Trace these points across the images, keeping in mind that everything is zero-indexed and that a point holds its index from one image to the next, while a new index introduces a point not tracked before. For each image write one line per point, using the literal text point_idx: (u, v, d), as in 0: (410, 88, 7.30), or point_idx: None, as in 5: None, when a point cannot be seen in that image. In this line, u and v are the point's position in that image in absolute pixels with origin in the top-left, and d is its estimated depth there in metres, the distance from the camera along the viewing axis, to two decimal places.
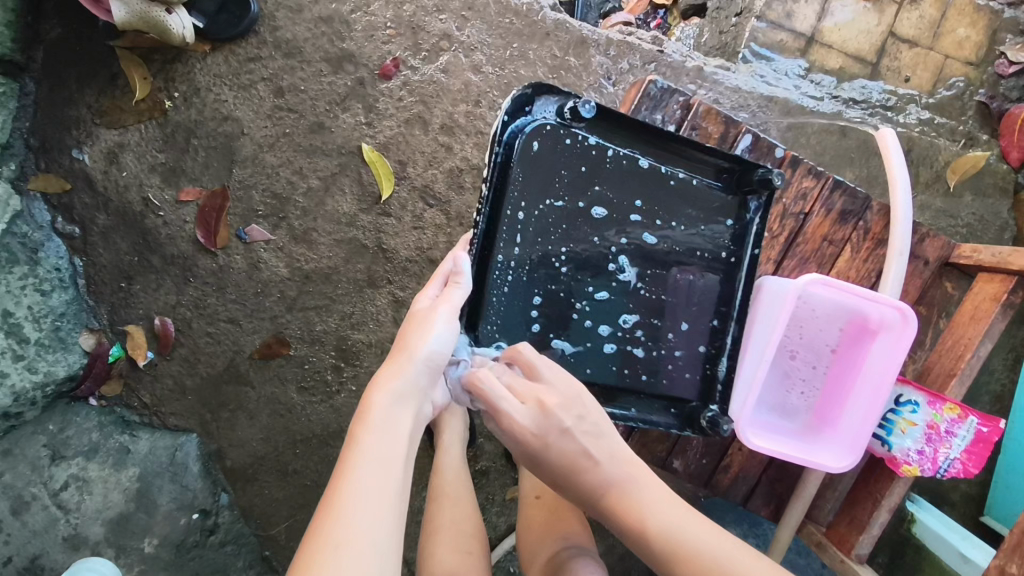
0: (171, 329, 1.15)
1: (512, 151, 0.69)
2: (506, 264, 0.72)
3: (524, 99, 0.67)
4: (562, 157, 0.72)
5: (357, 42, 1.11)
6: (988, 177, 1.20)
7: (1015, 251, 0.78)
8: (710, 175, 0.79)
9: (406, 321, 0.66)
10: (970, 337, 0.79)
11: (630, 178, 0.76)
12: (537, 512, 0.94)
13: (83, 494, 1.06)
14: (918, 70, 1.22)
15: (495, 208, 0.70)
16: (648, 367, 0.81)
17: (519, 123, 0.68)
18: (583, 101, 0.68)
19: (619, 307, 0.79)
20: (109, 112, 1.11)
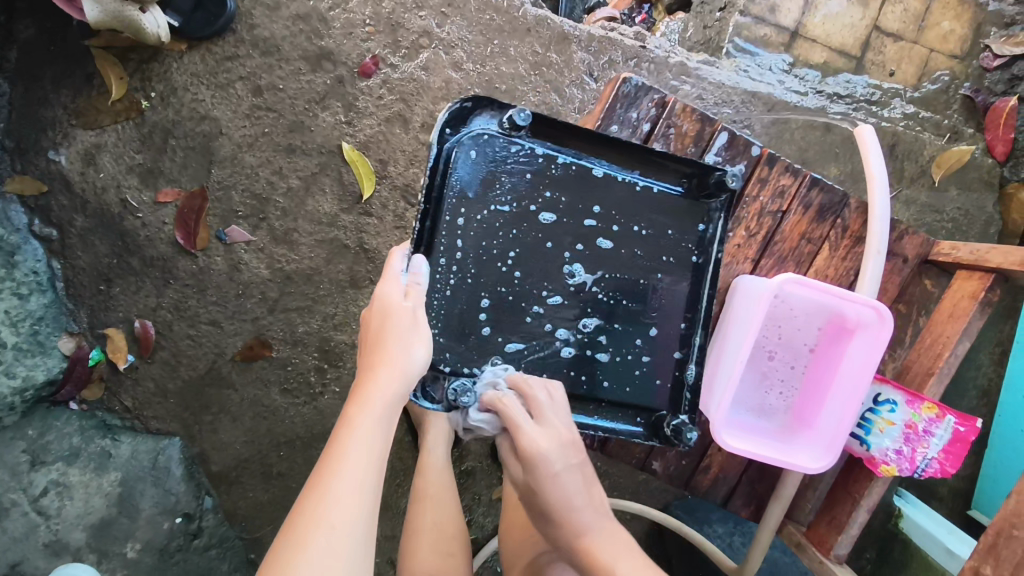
0: (152, 332, 1.14)
1: (450, 160, 0.70)
2: (450, 267, 0.73)
3: (462, 112, 0.69)
4: (505, 166, 0.73)
5: (336, 39, 1.10)
6: (973, 171, 1.20)
7: (993, 248, 0.77)
8: (668, 176, 0.79)
9: (378, 320, 0.62)
10: (948, 335, 0.78)
11: (579, 183, 0.76)
12: (519, 513, 0.93)
13: (63, 500, 1.04)
14: (903, 64, 1.21)
15: (432, 215, 0.70)
16: (606, 373, 0.81)
17: (457, 138, 0.70)
18: (519, 110, 0.69)
19: (574, 310, 0.78)
20: (85, 113, 1.09)
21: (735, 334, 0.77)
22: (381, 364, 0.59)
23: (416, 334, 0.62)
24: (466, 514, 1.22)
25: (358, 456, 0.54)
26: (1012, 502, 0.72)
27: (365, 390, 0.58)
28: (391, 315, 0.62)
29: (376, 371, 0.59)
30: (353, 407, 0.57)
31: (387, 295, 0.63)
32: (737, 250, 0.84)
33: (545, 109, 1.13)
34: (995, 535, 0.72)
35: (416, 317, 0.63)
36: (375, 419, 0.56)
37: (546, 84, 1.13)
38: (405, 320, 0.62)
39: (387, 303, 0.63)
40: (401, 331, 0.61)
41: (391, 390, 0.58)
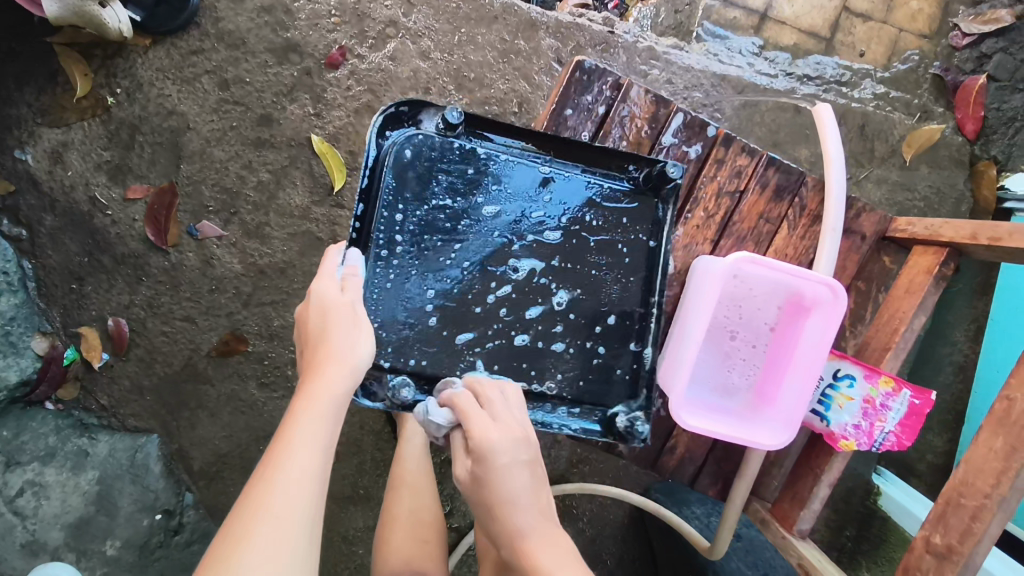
0: (126, 330, 1.13)
1: (387, 157, 0.73)
2: (387, 261, 0.74)
3: (397, 114, 0.73)
4: (441, 163, 0.75)
5: (301, 31, 1.09)
6: (944, 150, 1.20)
7: (946, 223, 0.78)
8: (614, 169, 0.80)
9: (317, 318, 0.63)
10: (903, 311, 0.79)
11: (520, 177, 0.77)
12: None
13: (39, 499, 1.04)
14: (872, 45, 1.21)
15: (369, 208, 0.73)
16: (561, 364, 0.79)
17: (395, 136, 0.73)
18: (449, 110, 0.73)
19: (525, 299, 0.78)
20: (50, 111, 1.08)
21: (691, 313, 0.78)
22: (326, 360, 0.60)
23: (358, 328, 0.62)
24: (447, 503, 1.22)
25: (304, 446, 0.53)
26: (961, 472, 0.73)
27: (310, 386, 0.58)
28: (332, 314, 0.62)
29: (321, 366, 0.59)
30: (299, 401, 0.56)
31: (323, 293, 0.64)
32: (696, 231, 0.84)
33: (515, 97, 1.13)
34: (943, 505, 0.73)
35: (354, 312, 0.63)
36: (321, 413, 0.56)
37: (515, 72, 1.12)
38: (344, 315, 0.62)
39: (324, 299, 0.63)
40: (343, 326, 0.61)
41: (338, 384, 0.58)
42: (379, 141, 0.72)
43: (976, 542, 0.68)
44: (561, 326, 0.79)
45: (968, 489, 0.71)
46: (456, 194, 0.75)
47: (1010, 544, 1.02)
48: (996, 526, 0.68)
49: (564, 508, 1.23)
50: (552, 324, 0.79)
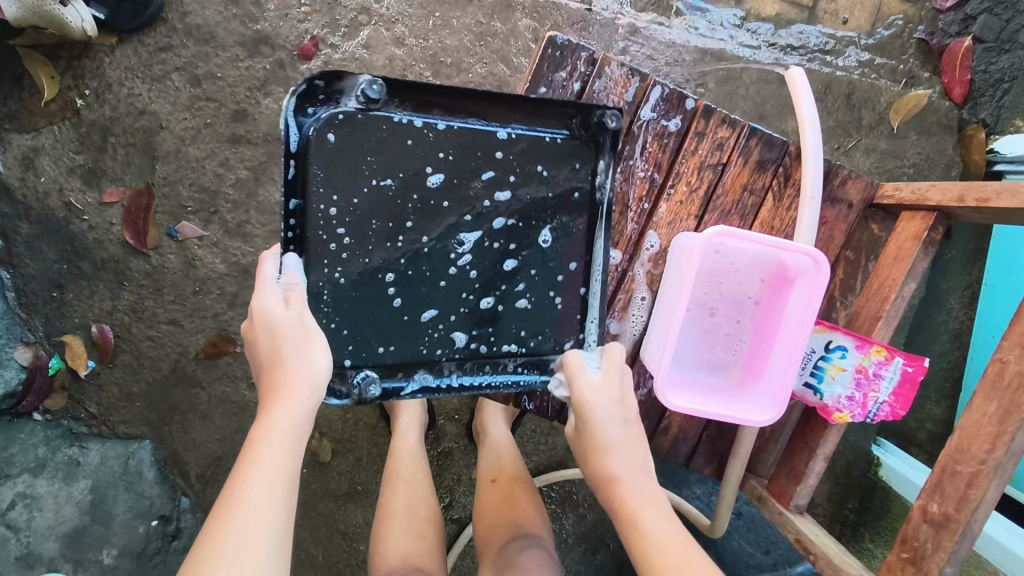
0: (111, 336, 1.12)
1: (309, 146, 0.65)
2: (333, 252, 0.68)
3: (310, 91, 0.64)
4: (369, 143, 0.68)
5: (271, 22, 1.07)
6: (931, 116, 1.18)
7: (932, 185, 0.76)
8: (550, 120, 0.75)
9: (266, 340, 0.60)
10: (894, 278, 0.78)
11: (467, 141, 0.72)
12: (491, 496, 0.93)
13: (32, 512, 1.02)
14: (856, 11, 1.18)
15: (302, 206, 0.66)
16: (527, 323, 0.77)
17: (308, 123, 0.65)
18: (369, 82, 0.65)
19: (490, 270, 0.75)
20: (19, 116, 1.05)
21: (671, 292, 0.77)
22: (282, 383, 0.59)
23: (309, 342, 0.60)
24: (447, 495, 1.21)
25: (265, 472, 0.54)
26: (955, 439, 0.72)
27: (268, 412, 0.57)
28: (275, 334, 0.60)
29: (279, 390, 0.58)
30: (260, 426, 0.56)
31: (265, 308, 0.60)
32: (679, 207, 0.83)
33: (493, 80, 1.11)
34: (939, 473, 0.72)
35: (305, 325, 0.61)
36: (280, 438, 0.56)
37: (493, 55, 1.10)
38: (296, 332, 0.60)
39: (265, 321, 0.60)
40: (295, 343, 0.60)
41: (297, 405, 0.58)
42: (299, 122, 0.65)
43: (973, 509, 0.67)
44: (523, 291, 0.77)
45: (964, 455, 0.70)
46: (393, 172, 0.69)
47: (1011, 508, 1.02)
48: (993, 491, 0.67)
49: (563, 494, 1.22)
50: (514, 285, 0.76)
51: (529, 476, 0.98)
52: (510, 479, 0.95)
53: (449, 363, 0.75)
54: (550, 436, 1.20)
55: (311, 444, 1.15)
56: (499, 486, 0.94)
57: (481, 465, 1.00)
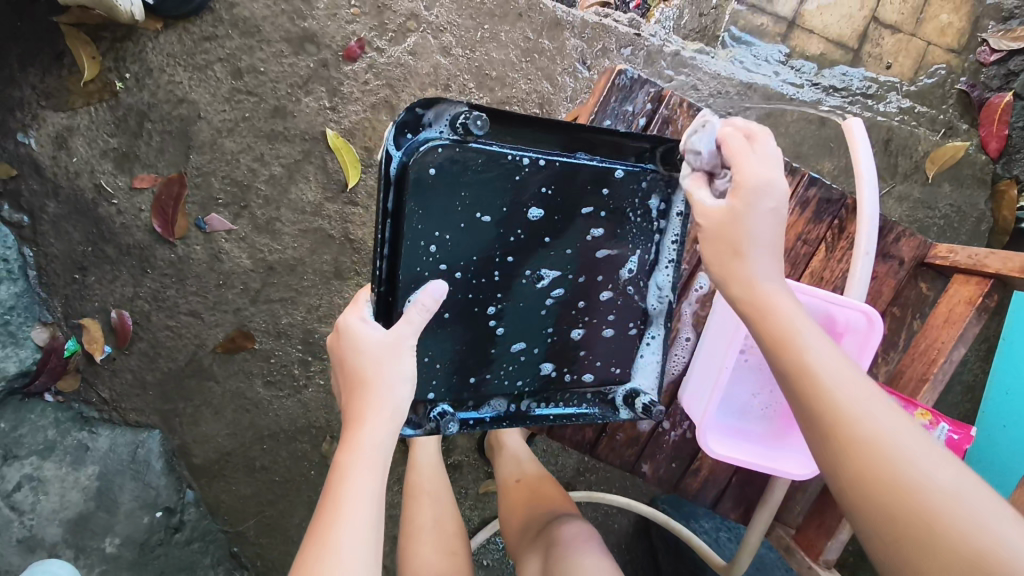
0: (129, 322, 1.10)
1: (407, 178, 0.63)
2: (433, 273, 0.69)
3: (410, 119, 0.61)
4: (465, 177, 0.66)
5: (319, 21, 1.06)
6: (967, 168, 1.19)
7: (991, 253, 0.78)
8: (625, 151, 0.73)
9: (352, 360, 0.62)
10: (942, 341, 0.79)
11: (568, 176, 0.71)
12: (518, 493, 0.97)
13: (37, 495, 1.00)
14: (900, 57, 1.19)
15: (394, 242, 0.66)
16: (603, 357, 0.81)
17: (403, 155, 0.62)
18: (473, 118, 0.62)
19: (585, 301, 0.78)
20: (57, 94, 1.04)
21: (719, 337, 0.79)
22: (367, 407, 0.60)
23: (393, 364, 0.61)
24: None
25: (354, 503, 0.54)
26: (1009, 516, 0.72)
27: (354, 437, 0.58)
28: (369, 358, 0.61)
29: (364, 415, 0.59)
30: (342, 456, 0.57)
31: (353, 333, 0.62)
32: None
33: (536, 98, 1.11)
34: None
35: (401, 346, 0.62)
36: (367, 469, 0.56)
37: (538, 72, 1.10)
38: (382, 354, 0.61)
39: (355, 344, 0.62)
40: (378, 363, 0.61)
41: (380, 433, 0.59)
42: (394, 157, 0.62)
43: None
44: (609, 322, 0.80)
45: None
46: (492, 206, 0.69)
47: None
48: None
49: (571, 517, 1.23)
50: (603, 317, 0.79)
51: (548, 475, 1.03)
52: (534, 478, 0.99)
53: (525, 395, 0.80)
54: (560, 456, 1.19)
55: (321, 447, 1.17)
56: (523, 485, 0.98)
57: (501, 466, 1.03)
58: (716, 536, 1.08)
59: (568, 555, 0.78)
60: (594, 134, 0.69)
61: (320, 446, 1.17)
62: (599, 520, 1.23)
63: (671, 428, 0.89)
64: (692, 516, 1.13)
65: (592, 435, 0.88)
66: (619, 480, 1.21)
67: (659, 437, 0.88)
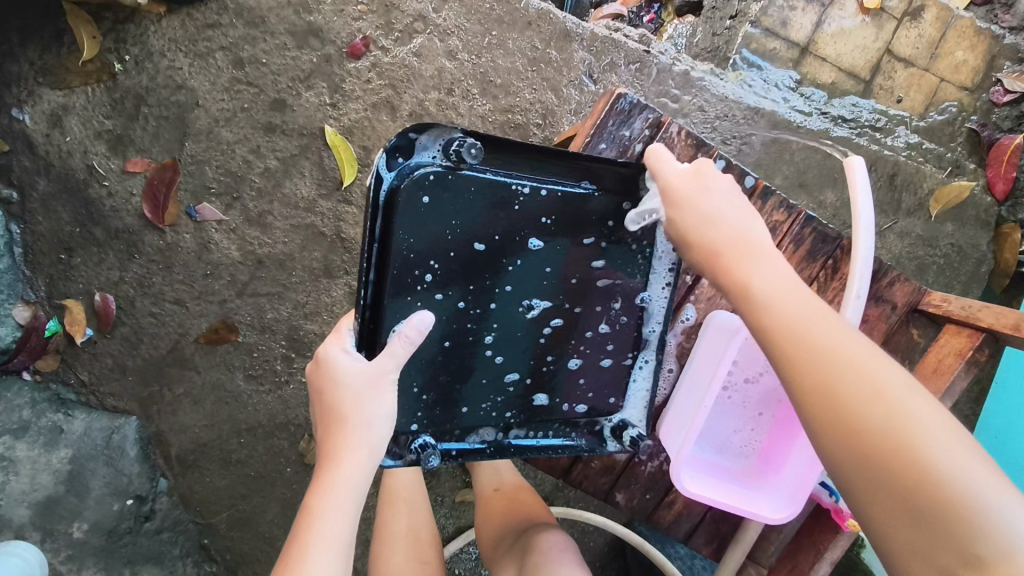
0: (113, 306, 1.08)
1: (396, 203, 0.61)
2: (425, 298, 0.67)
3: (401, 143, 0.60)
4: (457, 204, 0.65)
5: (325, 16, 1.04)
6: (971, 209, 1.17)
7: (985, 307, 0.78)
8: (628, 177, 0.71)
9: (332, 393, 0.61)
10: (929, 393, 0.77)
11: (564, 205, 0.70)
12: (497, 503, 0.97)
13: (8, 475, 0.99)
14: (911, 92, 1.17)
15: (381, 269, 0.64)
16: (596, 388, 0.81)
17: (394, 177, 0.61)
18: (468, 143, 0.61)
19: (583, 330, 0.77)
20: (54, 71, 1.02)
21: (701, 373, 0.79)
22: (345, 444, 0.60)
23: (372, 401, 0.61)
24: None
25: (323, 546, 0.56)
26: None
27: (328, 478, 0.59)
28: (348, 393, 0.61)
29: (340, 455, 0.60)
30: (315, 498, 0.58)
31: (335, 363, 0.62)
32: None
33: (540, 108, 1.09)
34: None
35: (383, 380, 0.62)
36: (339, 510, 0.58)
37: (544, 83, 1.09)
38: (362, 390, 0.61)
39: (333, 378, 0.61)
40: (357, 401, 0.61)
41: (354, 475, 0.59)
42: (383, 183, 0.60)
43: None
44: (608, 352, 0.80)
45: None
46: (488, 234, 0.67)
47: None
48: None
49: None
50: (601, 348, 0.79)
51: (528, 485, 1.02)
52: (513, 488, 0.99)
53: (513, 425, 0.79)
54: (538, 472, 1.18)
55: (299, 445, 1.15)
56: (501, 496, 0.97)
57: (479, 473, 1.01)
58: (690, 564, 1.08)
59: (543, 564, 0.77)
60: (589, 163, 0.69)
61: (298, 444, 1.15)
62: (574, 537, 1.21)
63: (648, 459, 0.87)
64: (667, 542, 1.11)
65: (567, 462, 0.87)
66: (596, 499, 1.19)
67: (636, 467, 0.87)
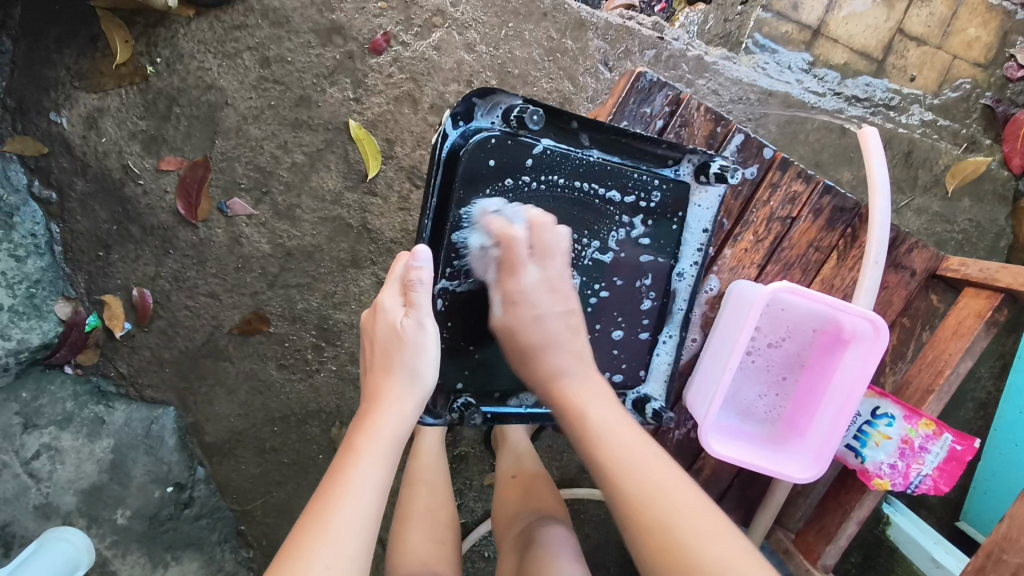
0: (149, 301, 1.12)
1: (457, 159, 0.70)
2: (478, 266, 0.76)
3: (468, 108, 0.68)
4: (512, 167, 0.73)
5: (347, 13, 1.08)
6: (988, 184, 1.17)
7: (1003, 268, 0.79)
8: (656, 160, 0.78)
9: (383, 338, 0.70)
10: (950, 353, 0.80)
11: (605, 178, 0.77)
12: (512, 489, 0.99)
13: (55, 463, 1.04)
14: (925, 70, 1.18)
15: (438, 221, 0.72)
16: (629, 359, 0.85)
17: (457, 134, 0.69)
18: (530, 113, 0.69)
19: (621, 302, 0.82)
20: (90, 75, 1.07)
21: (725, 339, 0.81)
22: (390, 392, 0.68)
23: (417, 354, 0.69)
24: (456, 498, 1.22)
25: (364, 473, 0.60)
26: (1005, 528, 0.71)
27: (375, 417, 0.65)
28: (394, 339, 0.70)
29: (387, 400, 0.67)
30: (361, 434, 0.63)
31: (384, 310, 0.71)
32: (743, 255, 0.86)
33: (558, 97, 1.12)
34: (984, 558, 0.72)
35: (424, 331, 0.70)
36: (381, 445, 0.63)
37: (560, 71, 1.11)
38: (404, 340, 0.70)
39: (387, 325, 0.71)
40: (401, 351, 0.69)
41: (394, 421, 0.65)
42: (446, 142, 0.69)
43: None
44: (644, 325, 0.84)
45: (1012, 546, 0.70)
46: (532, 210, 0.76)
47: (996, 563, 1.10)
48: None
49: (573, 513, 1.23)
50: (639, 321, 0.84)
51: (547, 474, 1.04)
52: (529, 476, 1.01)
53: None
54: (564, 453, 1.20)
55: (330, 432, 1.18)
56: (518, 483, 0.99)
57: (502, 460, 1.05)
58: None
59: (546, 556, 0.80)
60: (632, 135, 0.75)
61: (330, 430, 1.18)
62: (601, 517, 1.23)
63: (674, 427, 0.90)
64: None
65: None
66: None
67: (662, 436, 0.90)
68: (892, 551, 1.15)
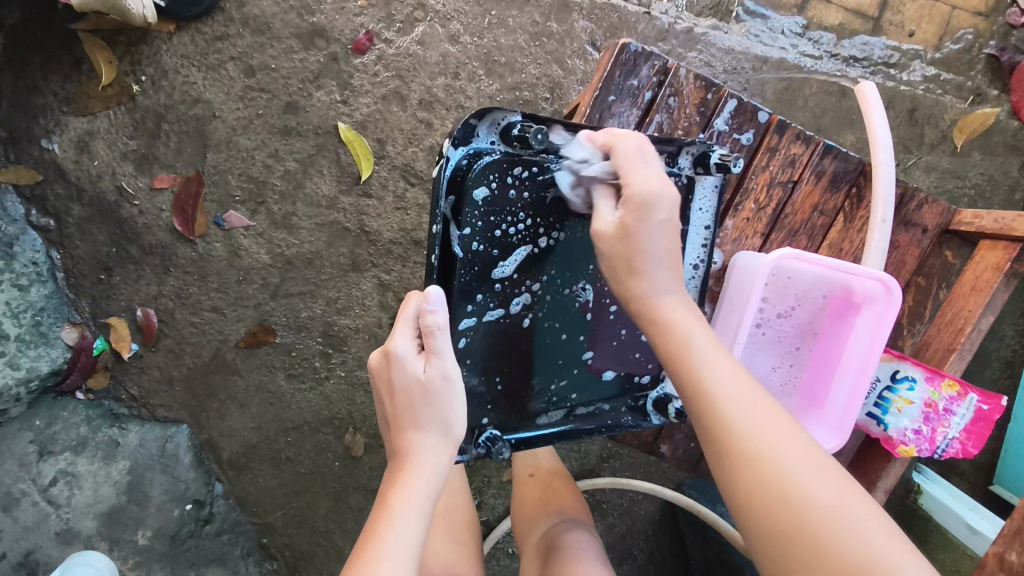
0: (155, 321, 1.12)
1: (461, 186, 0.66)
2: (491, 293, 0.73)
3: (468, 130, 0.65)
4: (512, 189, 0.70)
5: (327, 15, 1.07)
6: (997, 136, 1.14)
7: (1018, 216, 0.76)
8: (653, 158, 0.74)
9: (403, 389, 0.66)
10: (969, 310, 0.78)
11: None
12: (531, 488, 0.97)
13: (72, 489, 1.04)
14: (923, 23, 1.15)
15: (444, 252, 0.68)
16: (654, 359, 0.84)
17: (459, 156, 0.65)
18: (534, 130, 0.65)
19: None
20: (77, 99, 1.07)
21: (732, 312, 0.79)
22: (419, 451, 0.65)
23: (443, 406, 0.66)
24: (476, 496, 1.20)
25: (401, 545, 0.57)
26: None
27: (405, 478, 0.63)
28: (416, 390, 0.66)
29: (415, 461, 0.64)
30: (395, 499, 0.60)
31: (402, 357, 0.66)
32: (746, 224, 0.83)
33: (547, 82, 1.10)
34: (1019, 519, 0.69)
35: (449, 383, 0.66)
36: (415, 509, 0.60)
37: (547, 56, 1.10)
38: (426, 394, 0.66)
39: (408, 377, 0.66)
40: (428, 404, 0.66)
41: (426, 482, 0.63)
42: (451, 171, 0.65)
43: None
44: None
45: None
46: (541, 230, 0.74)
47: None
48: None
49: (594, 504, 1.21)
50: None
51: (564, 470, 1.02)
52: (547, 472, 0.99)
53: (577, 405, 0.82)
54: (582, 444, 1.18)
55: (344, 439, 1.17)
56: (536, 481, 0.98)
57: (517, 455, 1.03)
58: None
59: (570, 560, 0.78)
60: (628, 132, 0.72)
61: (343, 438, 1.17)
62: (623, 506, 1.21)
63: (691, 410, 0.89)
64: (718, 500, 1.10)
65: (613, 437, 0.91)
66: (642, 465, 1.19)
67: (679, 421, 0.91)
68: (925, 521, 1.12)
